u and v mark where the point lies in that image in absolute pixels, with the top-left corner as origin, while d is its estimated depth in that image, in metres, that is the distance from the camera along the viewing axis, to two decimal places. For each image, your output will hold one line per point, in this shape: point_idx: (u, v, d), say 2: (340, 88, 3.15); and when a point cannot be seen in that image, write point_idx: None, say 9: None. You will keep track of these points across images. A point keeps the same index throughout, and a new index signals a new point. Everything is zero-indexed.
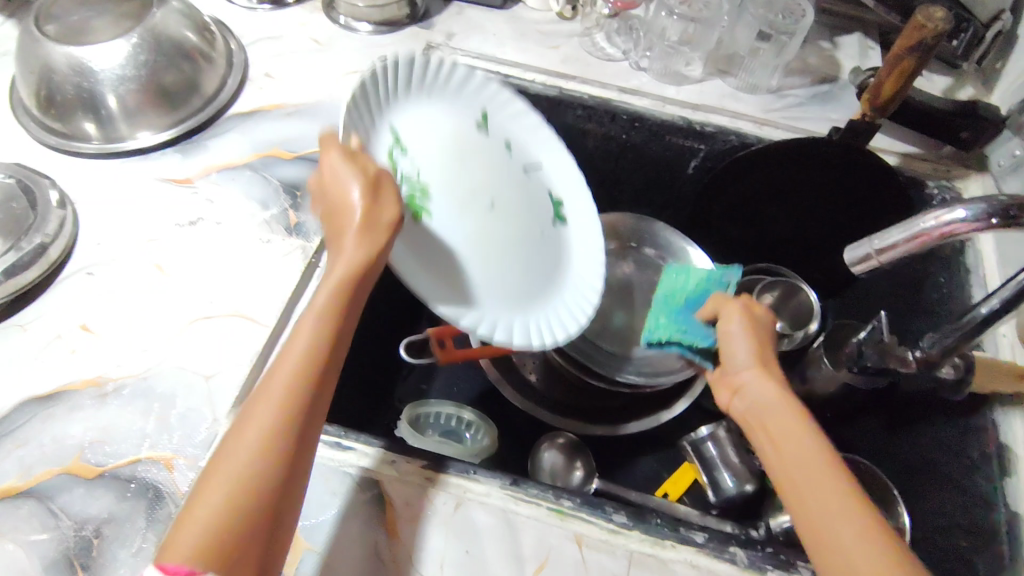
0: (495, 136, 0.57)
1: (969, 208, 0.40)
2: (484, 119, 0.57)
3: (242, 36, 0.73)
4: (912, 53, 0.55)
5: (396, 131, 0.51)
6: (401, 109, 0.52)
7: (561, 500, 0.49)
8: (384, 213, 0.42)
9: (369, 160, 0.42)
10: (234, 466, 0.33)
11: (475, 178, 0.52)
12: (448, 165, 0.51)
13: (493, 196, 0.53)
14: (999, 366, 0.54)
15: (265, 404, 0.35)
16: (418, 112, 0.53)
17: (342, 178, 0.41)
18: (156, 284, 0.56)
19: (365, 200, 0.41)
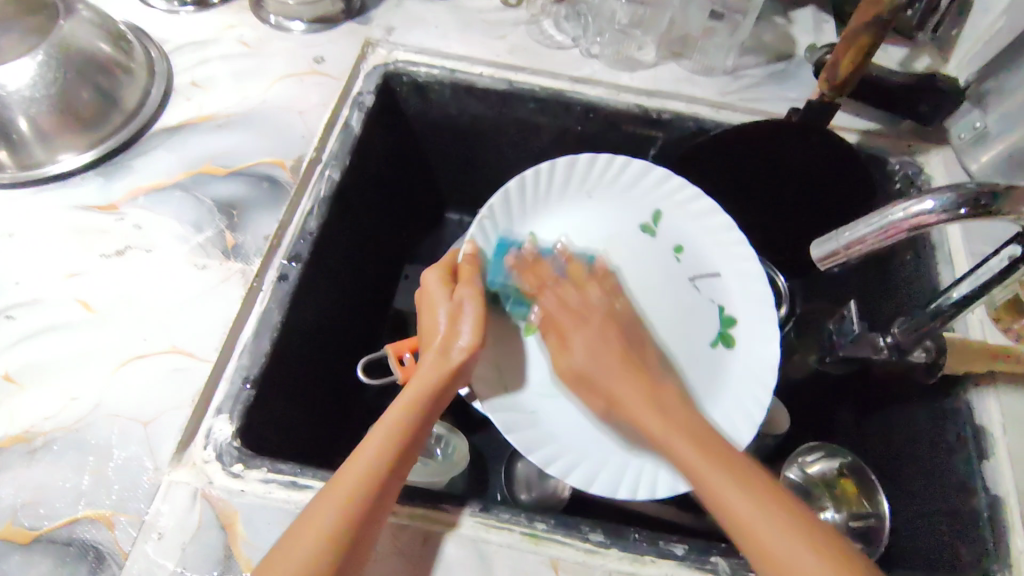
0: (663, 241, 0.60)
1: (938, 198, 0.38)
2: (653, 221, 0.60)
3: (165, 43, 0.68)
4: (869, 27, 0.53)
5: (539, 241, 0.60)
6: (545, 213, 0.60)
7: (534, 523, 0.47)
8: (466, 337, 0.50)
9: (461, 287, 0.53)
10: (320, 524, 0.40)
11: (607, 309, 0.57)
12: (585, 278, 0.59)
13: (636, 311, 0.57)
14: (970, 346, 0.53)
15: (349, 477, 0.42)
16: (567, 214, 0.61)
17: (438, 296, 0.53)
18: (85, 323, 0.51)
19: (452, 322, 0.51)
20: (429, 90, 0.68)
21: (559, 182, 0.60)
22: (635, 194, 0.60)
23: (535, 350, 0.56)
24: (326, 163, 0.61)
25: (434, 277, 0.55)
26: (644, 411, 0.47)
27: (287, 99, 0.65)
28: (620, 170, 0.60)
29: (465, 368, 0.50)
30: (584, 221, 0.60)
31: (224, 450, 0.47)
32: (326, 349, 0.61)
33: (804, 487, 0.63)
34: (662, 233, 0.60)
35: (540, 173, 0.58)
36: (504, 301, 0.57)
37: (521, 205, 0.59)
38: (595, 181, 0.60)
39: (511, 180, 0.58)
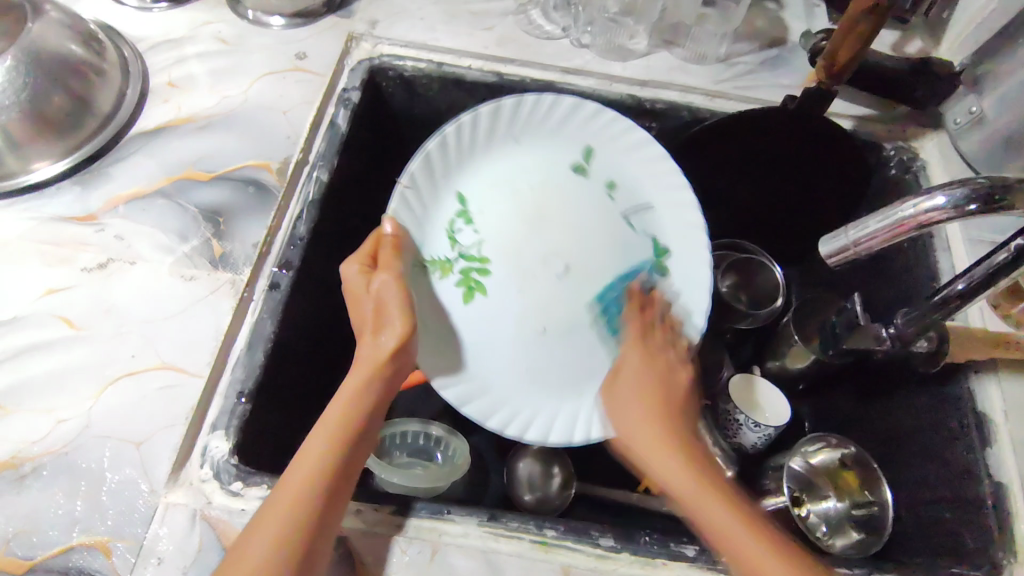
0: (594, 179, 0.59)
1: (949, 194, 0.38)
2: (585, 159, 0.59)
3: (138, 42, 0.65)
4: (869, 15, 0.52)
5: (464, 198, 0.58)
6: (471, 168, 0.58)
7: (543, 530, 0.46)
8: (392, 329, 0.47)
9: (379, 273, 0.49)
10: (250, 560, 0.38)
11: (545, 241, 0.55)
12: (512, 223, 0.56)
13: (567, 260, 0.55)
14: (972, 335, 0.53)
15: (287, 488, 0.41)
16: (499, 163, 0.59)
17: (359, 286, 0.49)
18: (69, 341, 0.49)
19: (378, 316, 0.48)
20: (416, 84, 0.66)
21: (476, 136, 0.58)
22: (563, 133, 0.59)
23: (471, 315, 0.56)
24: (314, 164, 0.58)
25: (353, 269, 0.50)
26: (664, 453, 0.46)
27: (269, 98, 0.62)
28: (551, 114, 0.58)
29: (397, 360, 0.48)
30: (523, 167, 0.58)
31: (221, 467, 0.45)
32: (320, 356, 0.59)
33: (807, 475, 0.63)
34: (594, 169, 0.59)
35: (462, 127, 0.56)
36: (434, 269, 0.56)
37: (442, 165, 0.57)
38: (529, 125, 0.59)
39: (447, 127, 0.56)
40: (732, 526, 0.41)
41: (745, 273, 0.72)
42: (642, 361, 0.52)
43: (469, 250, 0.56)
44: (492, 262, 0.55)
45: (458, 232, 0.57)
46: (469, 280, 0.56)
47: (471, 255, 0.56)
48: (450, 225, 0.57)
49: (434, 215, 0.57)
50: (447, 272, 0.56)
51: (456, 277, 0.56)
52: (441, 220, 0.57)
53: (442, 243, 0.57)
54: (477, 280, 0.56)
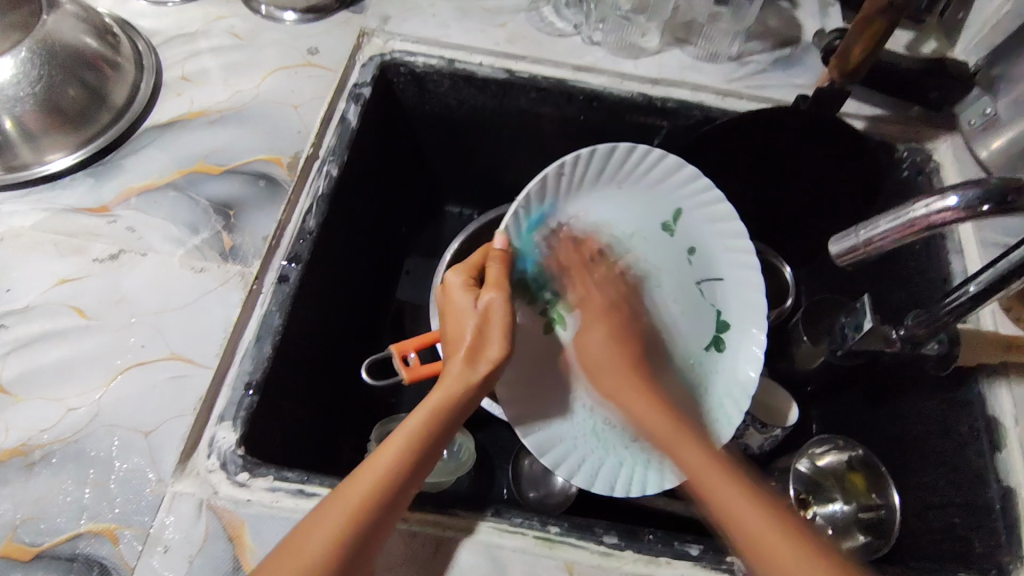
0: (677, 241, 0.59)
1: (961, 194, 0.37)
2: (674, 220, 0.59)
3: (152, 36, 0.66)
4: (884, 13, 0.51)
5: (553, 224, 0.56)
6: (581, 206, 0.57)
7: (547, 526, 0.46)
8: (494, 351, 0.47)
9: (486, 289, 0.48)
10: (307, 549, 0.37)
11: (623, 298, 0.58)
12: (603, 272, 0.59)
13: (642, 322, 0.59)
14: (984, 339, 0.52)
15: (357, 488, 0.40)
16: (589, 201, 0.57)
17: (464, 304, 0.48)
18: (80, 331, 0.50)
19: (480, 335, 0.47)
20: (427, 80, 0.66)
21: (589, 170, 0.54)
22: (655, 194, 0.58)
23: (556, 344, 0.57)
24: (324, 159, 0.59)
25: (457, 280, 0.50)
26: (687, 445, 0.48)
27: (280, 93, 0.63)
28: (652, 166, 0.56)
29: (484, 387, 0.47)
30: (612, 211, 0.58)
31: (228, 458, 0.46)
32: (328, 349, 0.60)
33: (814, 478, 0.63)
34: (681, 230, 0.59)
35: (579, 160, 0.53)
36: (525, 292, 0.55)
37: (556, 192, 0.54)
38: (630, 172, 0.56)
39: (570, 157, 0.52)
40: (770, 544, 0.40)
41: (756, 273, 0.72)
42: (612, 352, 0.55)
43: (559, 281, 0.57)
44: (572, 296, 0.57)
45: (554, 258, 0.56)
46: (552, 312, 0.57)
47: (552, 286, 0.56)
48: (537, 249, 0.56)
49: (536, 238, 0.55)
50: (534, 299, 0.56)
51: (541, 305, 0.56)
52: None
53: (538, 267, 0.56)
54: (558, 312, 0.57)
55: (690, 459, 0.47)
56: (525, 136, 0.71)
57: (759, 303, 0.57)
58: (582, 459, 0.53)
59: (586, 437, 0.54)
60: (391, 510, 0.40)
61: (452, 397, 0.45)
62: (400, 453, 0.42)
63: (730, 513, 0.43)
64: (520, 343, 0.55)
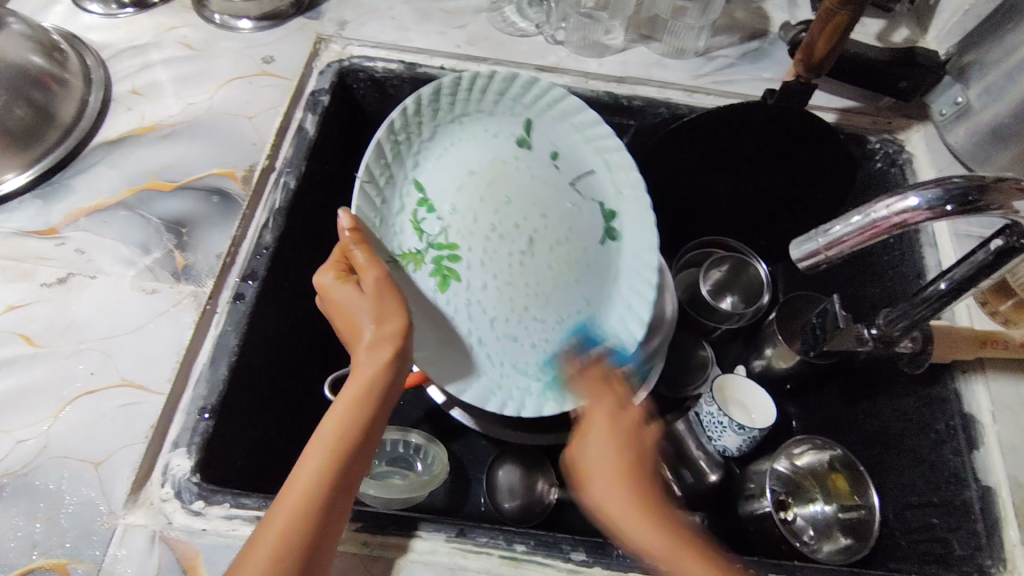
0: (539, 151, 0.56)
1: (923, 194, 0.36)
2: (527, 134, 0.57)
3: (101, 49, 0.64)
4: (846, 6, 0.50)
5: (421, 187, 0.54)
6: (423, 151, 0.55)
7: (513, 545, 0.45)
8: (386, 327, 0.44)
9: (366, 273, 0.45)
10: (266, 537, 0.37)
11: (509, 219, 0.52)
12: (473, 201, 0.52)
13: (534, 232, 0.52)
14: (957, 335, 0.51)
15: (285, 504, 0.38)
16: (449, 147, 0.55)
17: (343, 297, 0.45)
18: (28, 359, 0.48)
19: (372, 321, 0.44)
20: (387, 86, 0.65)
21: (433, 107, 0.55)
22: (515, 104, 0.56)
23: (450, 303, 0.52)
24: (280, 171, 0.57)
25: (327, 278, 0.46)
26: (635, 527, 0.40)
27: (234, 104, 0.61)
28: (512, 87, 0.56)
29: (396, 365, 0.44)
30: (478, 149, 0.55)
31: (183, 486, 0.44)
32: (291, 365, 0.59)
33: (795, 478, 0.62)
34: (536, 143, 0.56)
35: (406, 111, 0.53)
36: (404, 262, 0.52)
37: (394, 146, 0.53)
38: (469, 103, 0.56)
39: (408, 97, 0.53)
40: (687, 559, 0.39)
41: (733, 271, 0.72)
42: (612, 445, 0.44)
43: (437, 237, 0.52)
44: (461, 246, 0.51)
45: (419, 217, 0.53)
46: (442, 268, 0.52)
47: (439, 243, 0.52)
48: (414, 216, 0.53)
49: (395, 203, 0.53)
50: (420, 263, 0.52)
51: (428, 266, 0.52)
52: (402, 211, 0.53)
53: (408, 235, 0.52)
54: (449, 267, 0.52)
55: (637, 541, 0.40)
56: None
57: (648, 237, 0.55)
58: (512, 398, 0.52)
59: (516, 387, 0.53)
60: (346, 464, 0.40)
61: (366, 384, 0.42)
62: (331, 444, 0.40)
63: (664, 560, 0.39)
64: (422, 306, 0.52)
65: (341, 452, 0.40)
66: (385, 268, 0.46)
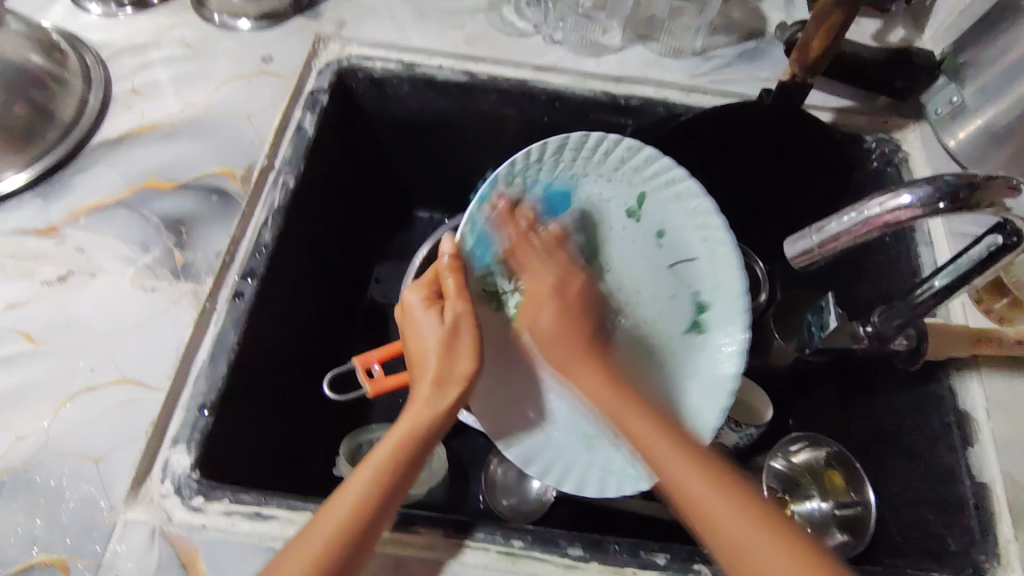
0: (647, 224, 0.55)
1: (915, 192, 0.37)
2: (638, 204, 0.55)
3: (101, 48, 0.64)
4: (841, 5, 0.51)
5: None
6: (530, 195, 0.54)
7: (510, 540, 0.46)
8: (463, 367, 0.46)
9: (450, 304, 0.47)
10: (310, 544, 0.38)
11: (598, 292, 0.55)
12: (567, 268, 0.55)
13: (616, 308, 0.56)
14: (953, 331, 0.51)
15: (335, 511, 0.39)
16: (557, 209, 0.56)
17: (428, 324, 0.47)
18: (28, 357, 0.49)
19: (447, 354, 0.46)
20: (386, 85, 0.65)
21: (537, 166, 0.52)
22: (624, 172, 0.54)
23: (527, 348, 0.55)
24: (280, 169, 0.58)
25: (416, 298, 0.49)
26: (655, 441, 0.43)
27: (233, 103, 0.61)
28: (619, 149, 0.52)
29: (461, 401, 0.46)
30: (578, 213, 0.56)
31: (183, 482, 0.45)
32: (290, 363, 0.59)
33: (791, 473, 0.63)
34: (646, 216, 0.55)
35: (515, 166, 0.51)
36: (494, 301, 0.54)
37: (502, 202, 0.54)
38: (587, 160, 0.53)
39: (502, 166, 0.51)
40: (721, 504, 0.40)
41: None
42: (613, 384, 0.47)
43: (525, 289, 0.55)
44: None
45: (516, 264, 0.56)
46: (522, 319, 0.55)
47: (525, 297, 0.54)
48: (509, 257, 0.56)
49: (495, 243, 0.55)
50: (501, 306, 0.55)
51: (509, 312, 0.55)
52: (500, 252, 0.56)
53: (502, 277, 0.54)
54: (519, 311, 0.55)
55: (668, 462, 0.42)
56: (490, 139, 0.70)
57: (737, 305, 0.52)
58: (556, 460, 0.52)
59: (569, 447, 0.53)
60: (402, 487, 0.41)
61: (431, 412, 0.44)
62: (390, 462, 0.42)
63: (699, 498, 0.41)
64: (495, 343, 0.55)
65: (390, 475, 0.41)
66: (469, 303, 0.48)
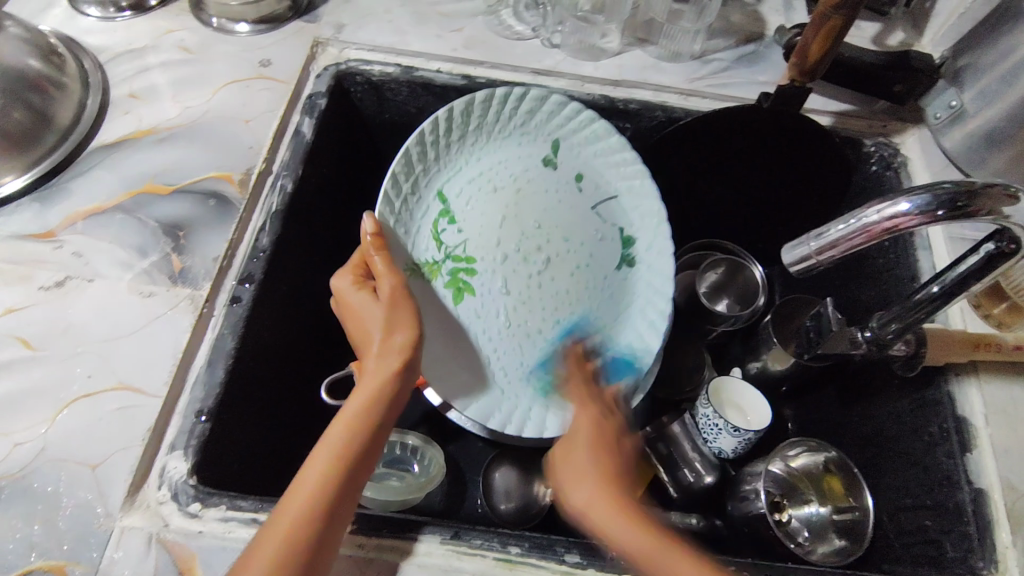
0: (563, 171, 0.60)
1: (914, 200, 0.37)
2: (554, 153, 0.60)
3: (99, 52, 0.64)
4: (839, 10, 0.50)
5: (443, 198, 0.57)
6: (447, 167, 0.58)
7: (508, 547, 0.45)
8: (401, 335, 0.46)
9: (384, 280, 0.48)
10: (282, 520, 0.38)
11: (528, 239, 0.56)
12: (493, 215, 0.57)
13: (547, 254, 0.56)
14: (951, 338, 0.51)
15: (293, 503, 0.38)
16: (477, 164, 0.59)
17: (361, 305, 0.48)
18: (25, 363, 0.49)
19: (386, 328, 0.46)
20: (384, 88, 0.65)
21: (453, 129, 0.57)
22: (533, 125, 0.60)
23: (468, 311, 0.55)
24: (278, 173, 0.58)
25: (345, 281, 0.50)
26: (579, 480, 0.43)
27: (231, 107, 0.61)
28: (522, 105, 0.58)
29: (407, 373, 0.46)
30: (498, 162, 0.59)
31: (180, 488, 0.45)
32: (287, 367, 0.59)
33: (790, 480, 0.63)
34: (562, 162, 0.60)
35: (437, 122, 0.56)
36: (424, 273, 0.55)
37: (419, 164, 0.56)
38: (494, 122, 0.59)
39: (425, 124, 0.55)
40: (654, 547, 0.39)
41: (727, 274, 0.72)
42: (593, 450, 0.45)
43: (454, 248, 0.56)
44: (478, 258, 0.55)
45: (441, 230, 0.56)
46: (457, 280, 0.55)
47: (456, 253, 0.56)
48: (434, 225, 0.57)
49: (420, 217, 0.57)
50: (435, 274, 0.55)
51: (444, 279, 0.55)
52: (426, 224, 0.57)
53: (426, 244, 0.56)
54: (464, 279, 0.55)
55: (579, 478, 0.43)
56: None
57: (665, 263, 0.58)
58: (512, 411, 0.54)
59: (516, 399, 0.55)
60: (357, 467, 0.41)
61: (378, 384, 0.44)
62: (343, 440, 0.41)
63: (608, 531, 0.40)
64: (434, 316, 0.55)
65: (349, 452, 0.41)
66: (397, 277, 0.48)
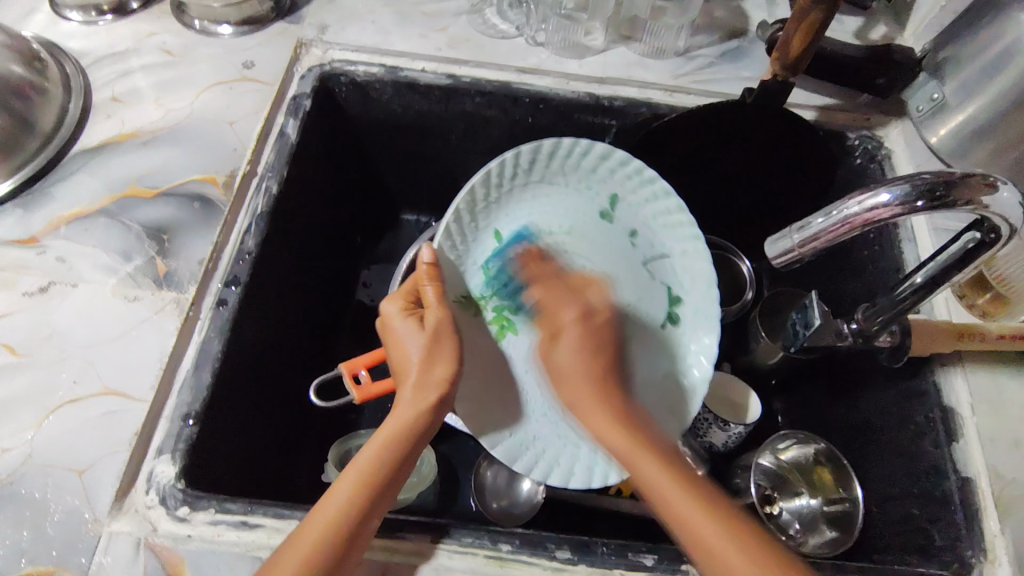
0: (618, 227, 0.59)
1: (893, 191, 0.37)
2: (612, 206, 0.59)
3: (81, 56, 0.64)
4: (819, 4, 0.51)
5: (500, 237, 0.57)
6: (505, 207, 0.57)
7: (498, 544, 0.45)
8: (439, 367, 0.45)
9: (429, 312, 0.46)
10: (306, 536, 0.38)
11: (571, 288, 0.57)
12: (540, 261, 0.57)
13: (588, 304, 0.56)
14: (936, 328, 0.51)
15: (314, 522, 0.38)
16: (535, 206, 0.58)
17: (401, 331, 0.46)
18: (10, 369, 0.48)
19: (425, 357, 0.45)
20: (369, 89, 0.64)
21: (518, 171, 0.56)
22: (593, 179, 0.58)
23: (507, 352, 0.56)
24: (263, 175, 0.57)
25: (393, 309, 0.48)
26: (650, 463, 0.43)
27: (215, 109, 0.61)
28: (584, 159, 0.56)
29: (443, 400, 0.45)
30: (554, 213, 0.59)
31: (168, 493, 0.44)
32: (276, 370, 0.59)
33: (780, 472, 0.63)
34: (618, 218, 0.59)
35: (502, 163, 0.54)
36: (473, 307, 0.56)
37: (481, 204, 0.56)
38: (561, 164, 0.57)
39: (490, 162, 0.54)
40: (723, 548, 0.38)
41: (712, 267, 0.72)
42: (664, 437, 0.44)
43: (505, 289, 0.57)
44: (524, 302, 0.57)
45: (495, 269, 0.57)
46: (502, 319, 0.57)
47: (505, 295, 0.57)
48: (487, 263, 0.57)
49: (476, 250, 0.57)
50: (483, 309, 0.57)
51: (488, 316, 0.57)
52: (480, 258, 0.57)
53: (478, 280, 0.57)
54: (510, 319, 0.57)
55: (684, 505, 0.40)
56: (474, 141, 0.70)
57: (712, 311, 0.56)
58: (542, 455, 0.53)
59: (556, 439, 0.54)
60: (381, 496, 0.40)
61: (409, 420, 0.43)
62: (368, 470, 0.41)
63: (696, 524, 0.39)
64: (477, 348, 0.56)
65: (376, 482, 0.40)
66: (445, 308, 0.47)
